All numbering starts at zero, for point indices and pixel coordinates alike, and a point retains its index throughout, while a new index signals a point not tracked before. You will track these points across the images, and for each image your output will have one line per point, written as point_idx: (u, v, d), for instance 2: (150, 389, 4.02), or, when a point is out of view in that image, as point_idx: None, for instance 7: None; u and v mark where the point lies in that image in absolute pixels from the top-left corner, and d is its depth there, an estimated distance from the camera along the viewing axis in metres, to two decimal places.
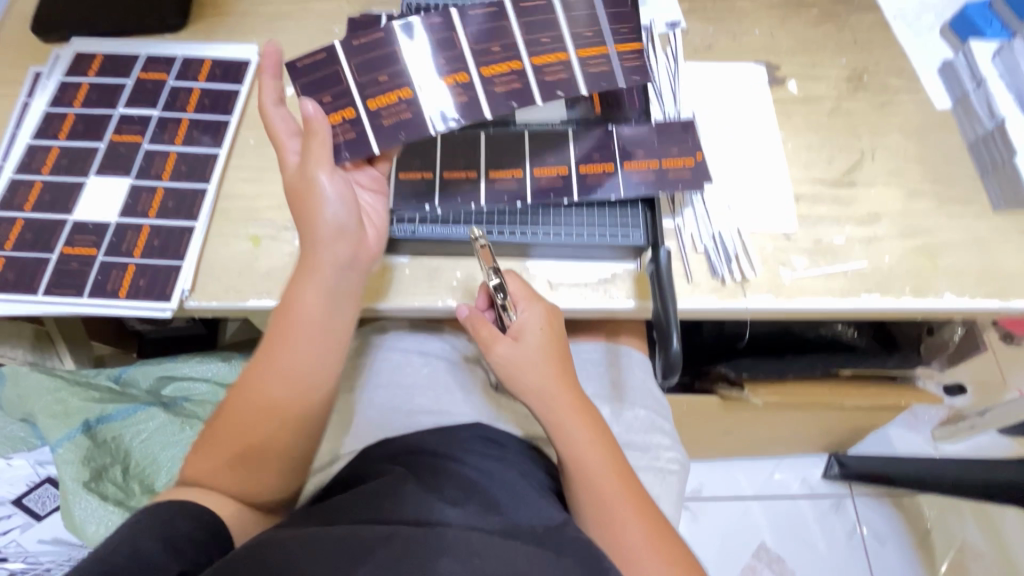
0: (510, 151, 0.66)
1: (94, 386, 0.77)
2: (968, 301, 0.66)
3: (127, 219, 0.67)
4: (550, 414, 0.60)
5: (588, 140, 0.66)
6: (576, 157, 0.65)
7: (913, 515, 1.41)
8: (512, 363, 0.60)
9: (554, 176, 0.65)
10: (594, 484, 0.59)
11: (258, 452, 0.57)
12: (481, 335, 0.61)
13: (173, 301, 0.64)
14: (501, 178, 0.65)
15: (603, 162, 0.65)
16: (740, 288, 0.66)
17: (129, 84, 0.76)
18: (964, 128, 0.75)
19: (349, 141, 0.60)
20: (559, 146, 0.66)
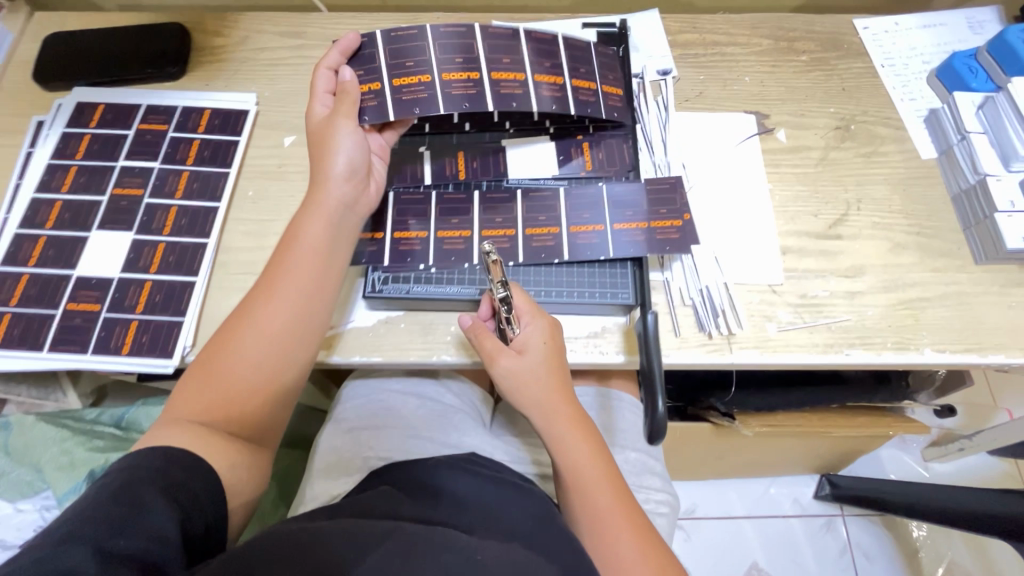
0: (503, 210, 0.68)
1: (99, 433, 0.79)
2: (949, 356, 0.67)
3: (129, 274, 0.69)
4: (549, 428, 0.62)
5: (578, 200, 0.68)
6: (567, 217, 0.67)
7: (902, 535, 1.43)
8: (519, 376, 0.62)
9: (546, 236, 0.67)
10: (591, 495, 0.60)
11: (248, 388, 0.59)
12: (484, 348, 0.62)
13: (174, 358, 0.65)
14: (494, 237, 0.67)
15: (592, 223, 0.67)
16: (727, 343, 0.68)
17: (130, 136, 0.77)
18: (948, 179, 0.76)
19: (371, 108, 0.66)
20: (551, 206, 0.68)
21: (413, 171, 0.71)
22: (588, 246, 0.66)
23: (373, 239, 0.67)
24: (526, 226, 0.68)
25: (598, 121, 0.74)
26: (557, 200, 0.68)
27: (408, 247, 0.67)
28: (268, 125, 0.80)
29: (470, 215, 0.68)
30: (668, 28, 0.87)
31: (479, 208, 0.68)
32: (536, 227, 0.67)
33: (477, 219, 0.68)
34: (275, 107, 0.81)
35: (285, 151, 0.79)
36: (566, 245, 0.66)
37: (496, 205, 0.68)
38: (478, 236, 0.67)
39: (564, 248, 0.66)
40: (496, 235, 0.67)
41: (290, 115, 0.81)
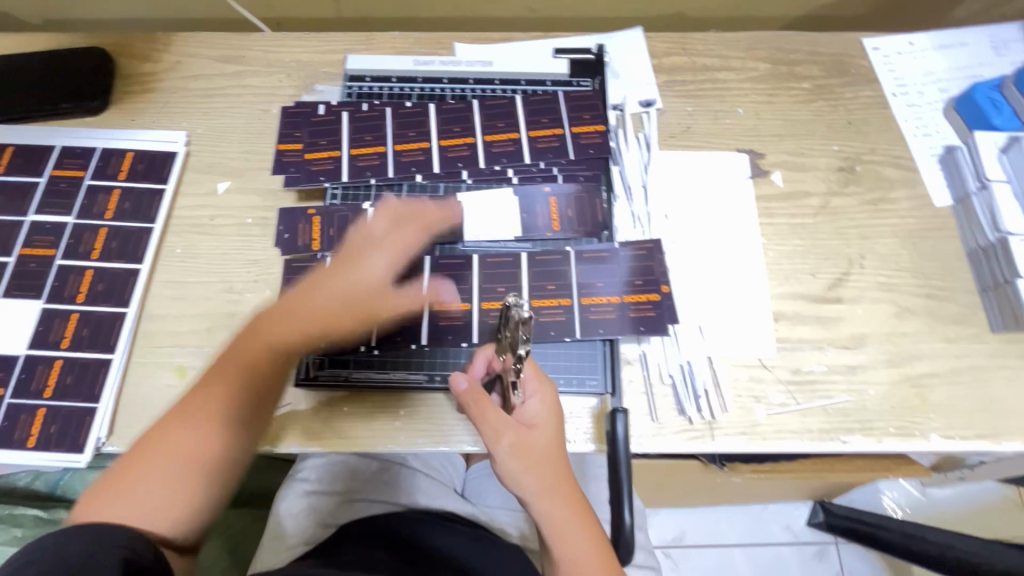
0: (457, 280, 0.60)
1: (20, 519, 0.73)
2: (958, 443, 0.60)
3: (37, 351, 0.61)
4: (547, 516, 0.49)
5: (543, 268, 0.60)
6: (529, 289, 0.60)
7: (898, 566, 1.38)
8: (525, 451, 0.50)
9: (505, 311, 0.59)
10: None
11: (229, 472, 0.50)
12: (477, 412, 0.52)
13: (87, 452, 0.58)
14: (445, 312, 0.60)
15: (557, 296, 0.59)
16: (709, 429, 0.60)
17: (41, 184, 0.68)
18: (964, 232, 0.68)
19: (325, 171, 0.64)
20: (511, 275, 0.61)
21: None
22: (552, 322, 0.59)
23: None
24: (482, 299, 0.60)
25: (567, 170, 0.65)
26: (519, 269, 0.61)
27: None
28: (200, 169, 0.71)
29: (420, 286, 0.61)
30: (653, 50, 0.77)
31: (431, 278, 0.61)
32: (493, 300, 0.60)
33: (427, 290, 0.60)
34: (209, 147, 0.72)
35: (218, 199, 0.70)
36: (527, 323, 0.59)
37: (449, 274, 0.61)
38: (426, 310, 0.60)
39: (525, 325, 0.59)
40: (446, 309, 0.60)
41: (225, 156, 0.72)
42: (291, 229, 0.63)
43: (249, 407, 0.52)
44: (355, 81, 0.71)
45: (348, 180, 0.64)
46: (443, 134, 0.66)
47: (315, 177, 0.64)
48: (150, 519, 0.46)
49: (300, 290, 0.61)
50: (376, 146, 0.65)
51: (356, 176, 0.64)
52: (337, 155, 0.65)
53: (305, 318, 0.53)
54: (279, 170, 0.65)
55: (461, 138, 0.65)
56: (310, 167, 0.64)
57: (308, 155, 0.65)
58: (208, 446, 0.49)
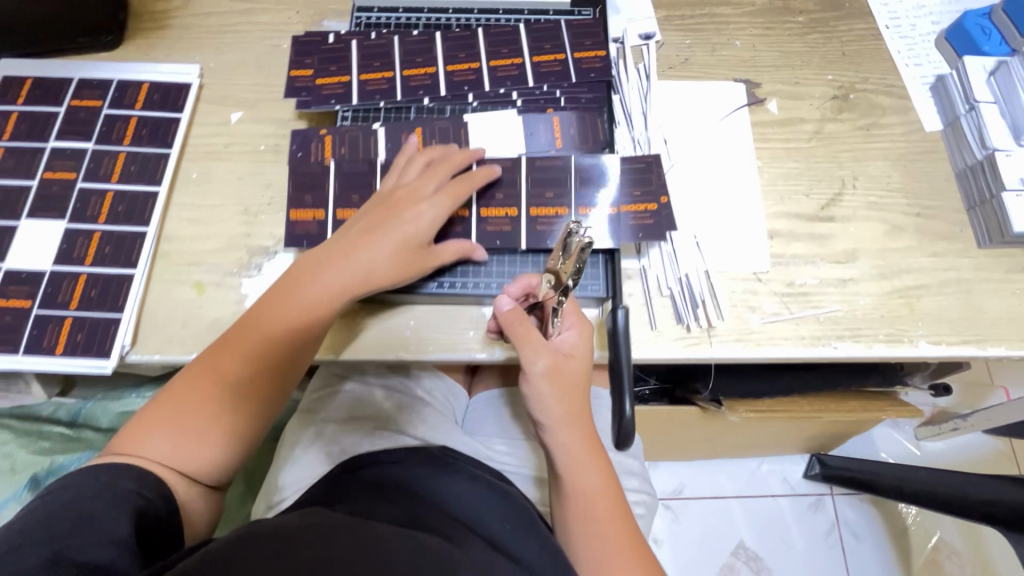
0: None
1: (47, 434, 0.77)
2: (944, 349, 0.62)
3: (62, 267, 0.64)
4: (567, 446, 0.58)
5: (537, 174, 0.63)
6: (528, 196, 0.62)
7: (893, 515, 1.42)
8: (556, 379, 0.57)
9: (502, 218, 0.62)
10: (595, 523, 0.57)
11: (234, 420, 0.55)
12: (519, 334, 0.57)
13: (112, 358, 0.61)
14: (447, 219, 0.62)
15: (552, 206, 0.62)
16: (706, 336, 0.63)
17: (61, 113, 0.71)
18: (953, 154, 0.70)
19: (337, 95, 0.67)
20: (507, 183, 0.63)
21: (366, 150, 0.65)
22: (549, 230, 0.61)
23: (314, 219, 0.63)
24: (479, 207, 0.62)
25: (569, 93, 0.67)
26: (517, 174, 0.63)
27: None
28: (213, 100, 0.73)
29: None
30: None
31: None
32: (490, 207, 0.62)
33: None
34: (222, 79, 0.74)
35: (232, 129, 0.72)
36: (523, 233, 0.62)
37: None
38: None
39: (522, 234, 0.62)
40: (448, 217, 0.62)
41: (236, 88, 0.74)
42: (303, 148, 0.65)
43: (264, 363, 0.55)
44: (363, 12, 0.73)
45: (358, 103, 0.66)
46: (449, 60, 0.68)
47: (326, 101, 0.66)
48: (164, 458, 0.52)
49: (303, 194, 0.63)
50: (384, 72, 0.68)
51: (366, 99, 0.66)
52: (347, 80, 0.67)
53: (333, 273, 0.56)
54: (292, 96, 0.67)
55: (467, 64, 0.68)
56: (321, 92, 0.67)
57: (320, 80, 0.67)
58: (227, 395, 0.55)
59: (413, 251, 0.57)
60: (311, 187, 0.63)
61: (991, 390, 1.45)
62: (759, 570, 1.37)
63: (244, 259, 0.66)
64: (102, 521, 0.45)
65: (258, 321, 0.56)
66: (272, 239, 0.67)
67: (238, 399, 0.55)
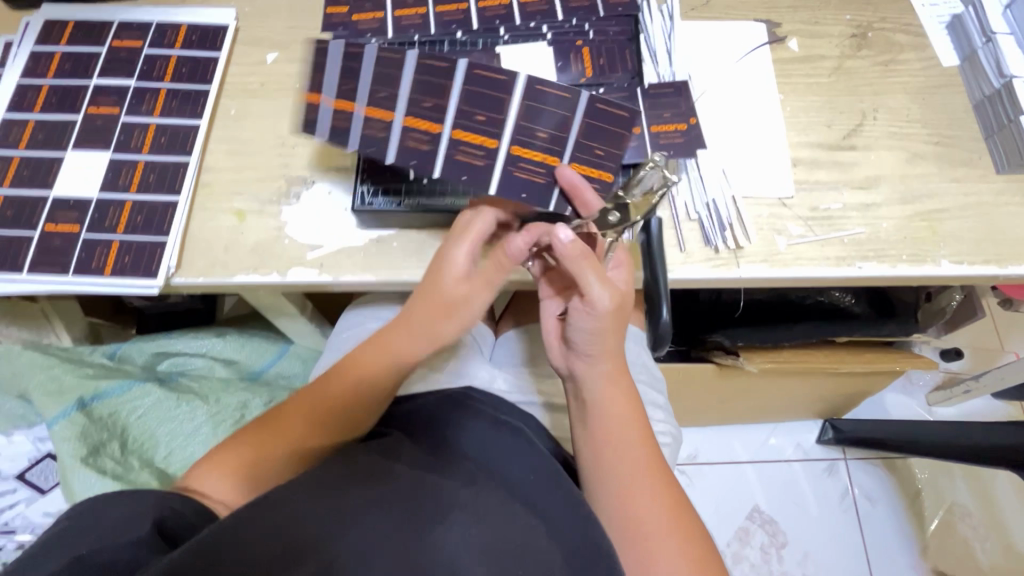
0: (432, 92, 0.60)
1: (89, 363, 0.80)
2: (965, 268, 0.64)
3: (109, 194, 0.66)
4: (595, 372, 0.60)
5: (595, 127, 0.62)
6: (515, 129, 0.61)
7: (904, 475, 1.37)
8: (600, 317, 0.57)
9: (478, 146, 0.60)
10: (626, 453, 0.58)
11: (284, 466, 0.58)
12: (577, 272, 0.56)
13: (159, 278, 0.63)
14: (415, 129, 0.60)
15: (599, 169, 0.62)
16: (734, 258, 0.64)
17: (103, 53, 0.73)
18: (970, 86, 0.72)
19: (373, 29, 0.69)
20: (561, 123, 0.61)
21: None
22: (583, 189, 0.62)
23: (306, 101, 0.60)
24: (511, 143, 0.61)
25: (598, 26, 0.69)
26: (511, 95, 0.60)
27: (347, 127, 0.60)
28: (249, 42, 0.75)
29: (398, 93, 0.60)
30: None
31: (412, 83, 0.60)
32: (522, 146, 0.61)
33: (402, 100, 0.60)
34: (257, 23, 0.77)
35: (268, 69, 0.74)
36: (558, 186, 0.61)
37: (429, 83, 0.60)
38: (449, 135, 0.60)
39: (496, 170, 0.61)
40: (418, 128, 0.60)
41: (271, 31, 0.76)
42: None
43: (326, 417, 0.60)
44: None
45: (393, 37, 0.69)
46: None
47: (361, 35, 0.69)
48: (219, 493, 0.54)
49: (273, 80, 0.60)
50: (418, 8, 0.70)
51: (401, 34, 0.69)
52: (382, 16, 0.70)
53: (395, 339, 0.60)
54: (327, 30, 0.69)
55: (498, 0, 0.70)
56: (358, 26, 0.69)
57: (356, 15, 0.70)
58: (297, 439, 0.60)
59: (454, 311, 0.58)
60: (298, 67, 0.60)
61: (1001, 355, 1.42)
62: (775, 534, 1.31)
63: (283, 189, 0.68)
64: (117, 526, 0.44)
65: (319, 396, 0.61)
66: (309, 169, 0.69)
67: (300, 440, 0.60)
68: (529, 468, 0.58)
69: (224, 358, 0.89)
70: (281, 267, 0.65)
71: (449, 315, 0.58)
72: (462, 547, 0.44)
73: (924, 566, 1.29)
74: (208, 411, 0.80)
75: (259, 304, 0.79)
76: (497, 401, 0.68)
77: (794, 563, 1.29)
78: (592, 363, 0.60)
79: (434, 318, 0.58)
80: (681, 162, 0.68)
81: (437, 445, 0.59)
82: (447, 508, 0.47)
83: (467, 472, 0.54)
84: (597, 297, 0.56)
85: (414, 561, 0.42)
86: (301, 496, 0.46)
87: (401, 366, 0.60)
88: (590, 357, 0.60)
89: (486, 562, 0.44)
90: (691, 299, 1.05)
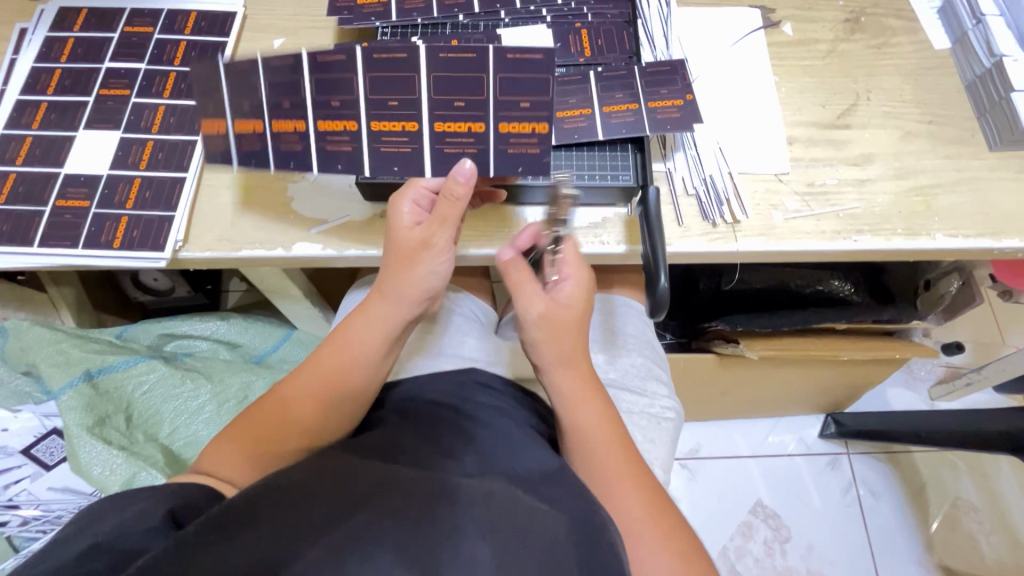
0: (338, 89, 0.60)
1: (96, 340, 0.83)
2: (961, 241, 0.65)
3: (118, 171, 0.68)
4: (560, 383, 0.59)
5: (512, 80, 0.58)
6: (432, 105, 0.59)
7: (907, 470, 1.33)
8: (550, 321, 0.58)
9: (400, 133, 0.60)
10: (598, 454, 0.58)
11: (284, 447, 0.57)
12: (513, 283, 0.59)
13: (167, 251, 0.64)
14: (333, 130, 0.61)
15: (531, 120, 0.59)
16: (732, 232, 0.66)
17: (115, 38, 0.75)
18: (962, 67, 0.74)
19: (377, 13, 0.72)
20: (476, 86, 0.59)
21: None
22: (521, 150, 0.60)
23: (215, 131, 0.62)
24: (432, 119, 0.60)
25: (596, 8, 0.72)
26: (417, 72, 0.58)
27: (288, 147, 0.62)
28: (256, 28, 0.77)
29: (303, 99, 0.60)
30: None
31: (312, 85, 0.60)
32: (445, 120, 0.60)
33: (311, 105, 0.60)
34: (264, 10, 0.78)
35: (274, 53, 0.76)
36: (490, 151, 0.60)
37: (332, 82, 0.59)
38: (366, 128, 0.60)
39: (425, 152, 0.60)
40: (335, 129, 0.61)
41: (278, 17, 0.77)
42: None
43: (314, 397, 0.59)
44: None
45: (396, 20, 0.71)
46: None
47: (366, 18, 0.71)
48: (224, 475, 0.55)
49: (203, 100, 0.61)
50: None
51: (405, 18, 0.71)
52: (386, 0, 0.72)
53: (369, 311, 0.59)
54: (334, 14, 0.72)
55: None
56: (362, 11, 0.72)
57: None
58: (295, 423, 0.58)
59: (423, 268, 0.57)
60: (205, 91, 0.61)
61: (1003, 347, 1.40)
62: (778, 528, 1.27)
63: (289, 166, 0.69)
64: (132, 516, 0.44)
65: (303, 376, 0.60)
66: None
67: (301, 425, 0.58)
68: (531, 455, 0.57)
69: (228, 341, 0.91)
70: (286, 243, 0.66)
71: (420, 276, 0.57)
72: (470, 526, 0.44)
73: (930, 561, 1.25)
74: (211, 390, 0.83)
75: (263, 285, 0.80)
76: (503, 391, 0.68)
77: (798, 559, 1.25)
78: (549, 369, 0.59)
79: (400, 277, 0.57)
80: (678, 139, 0.70)
81: (441, 429, 0.59)
82: (453, 491, 0.48)
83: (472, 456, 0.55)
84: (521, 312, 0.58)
85: (423, 538, 0.42)
86: (308, 480, 0.46)
87: (382, 335, 0.59)
88: (545, 365, 0.59)
89: (492, 540, 0.44)
90: (691, 288, 1.05)
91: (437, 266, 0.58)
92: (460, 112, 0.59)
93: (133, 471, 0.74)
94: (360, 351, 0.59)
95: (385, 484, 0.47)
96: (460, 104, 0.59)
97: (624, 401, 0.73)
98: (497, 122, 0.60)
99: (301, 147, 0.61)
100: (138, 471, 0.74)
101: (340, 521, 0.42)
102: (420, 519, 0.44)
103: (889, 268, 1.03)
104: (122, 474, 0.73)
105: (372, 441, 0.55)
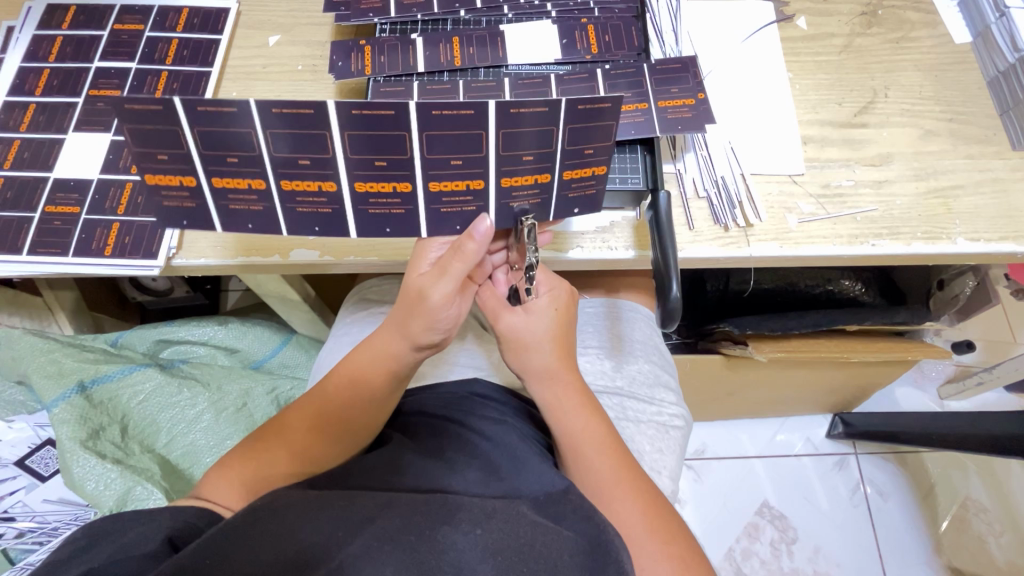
0: (387, 147, 0.51)
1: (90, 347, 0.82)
2: (983, 245, 0.63)
3: (109, 175, 0.65)
4: (547, 396, 0.58)
5: (581, 128, 0.51)
6: (500, 162, 0.52)
7: (916, 470, 1.27)
8: (519, 338, 0.58)
9: (463, 193, 0.54)
10: (592, 463, 0.56)
11: (282, 472, 0.56)
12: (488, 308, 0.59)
13: (160, 259, 0.62)
14: (378, 193, 0.54)
15: (593, 165, 0.54)
16: (744, 236, 0.63)
17: (104, 36, 0.72)
18: (984, 63, 0.71)
19: (377, 9, 0.70)
20: (544, 139, 0.51)
21: (406, 57, 0.67)
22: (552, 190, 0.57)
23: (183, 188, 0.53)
24: (500, 176, 0.54)
25: (602, 3, 0.70)
26: (485, 130, 0.50)
27: (310, 208, 0.55)
28: (251, 25, 0.74)
29: (331, 159, 0.51)
30: None
31: (345, 141, 0.50)
32: (513, 176, 0.54)
33: (345, 167, 0.52)
34: (259, 6, 0.75)
35: (271, 51, 0.73)
36: (552, 201, 0.56)
37: (377, 138, 0.50)
38: (424, 189, 0.54)
39: (490, 208, 0.56)
40: (383, 191, 0.54)
41: (274, 14, 0.75)
42: (344, 57, 0.67)
43: (317, 425, 0.58)
44: None
45: (395, 15, 0.69)
46: None
47: (365, 15, 0.69)
48: (218, 497, 0.53)
49: (156, 151, 0.50)
50: None
51: (405, 14, 0.69)
52: None
53: (373, 359, 0.57)
54: (331, 11, 0.70)
55: None
56: (360, 7, 0.70)
57: None
58: (292, 451, 0.57)
59: (423, 321, 0.53)
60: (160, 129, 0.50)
61: (1015, 346, 1.36)
62: (785, 529, 1.21)
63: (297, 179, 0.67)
64: (128, 544, 0.43)
65: (313, 401, 0.59)
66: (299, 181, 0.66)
67: (299, 450, 0.57)
68: (539, 475, 0.55)
69: (226, 346, 0.90)
70: (283, 250, 0.63)
71: (422, 330, 0.54)
72: (470, 549, 0.42)
73: (938, 563, 1.19)
74: (209, 399, 0.82)
75: (260, 291, 0.78)
76: (505, 402, 0.66)
77: (807, 561, 1.19)
78: (531, 380, 0.58)
79: (404, 325, 0.55)
80: (688, 139, 0.67)
81: (444, 445, 0.57)
82: (454, 509, 0.45)
83: (475, 477, 0.53)
84: (504, 329, 0.58)
85: (421, 560, 0.40)
86: (302, 502, 0.45)
87: (389, 375, 0.57)
88: (527, 377, 0.58)
89: (495, 560, 0.41)
90: (698, 290, 1.02)
91: (441, 321, 0.54)
92: (526, 169, 0.53)
93: (128, 485, 0.73)
94: (364, 386, 0.57)
95: (384, 506, 0.45)
96: (526, 161, 0.52)
97: (632, 408, 0.71)
98: (565, 170, 0.54)
99: (332, 210, 0.56)
100: (133, 486, 0.73)
101: (335, 543, 0.40)
102: (420, 542, 0.41)
103: (901, 268, 1.00)
104: (117, 489, 0.72)
105: (370, 467, 0.53)
